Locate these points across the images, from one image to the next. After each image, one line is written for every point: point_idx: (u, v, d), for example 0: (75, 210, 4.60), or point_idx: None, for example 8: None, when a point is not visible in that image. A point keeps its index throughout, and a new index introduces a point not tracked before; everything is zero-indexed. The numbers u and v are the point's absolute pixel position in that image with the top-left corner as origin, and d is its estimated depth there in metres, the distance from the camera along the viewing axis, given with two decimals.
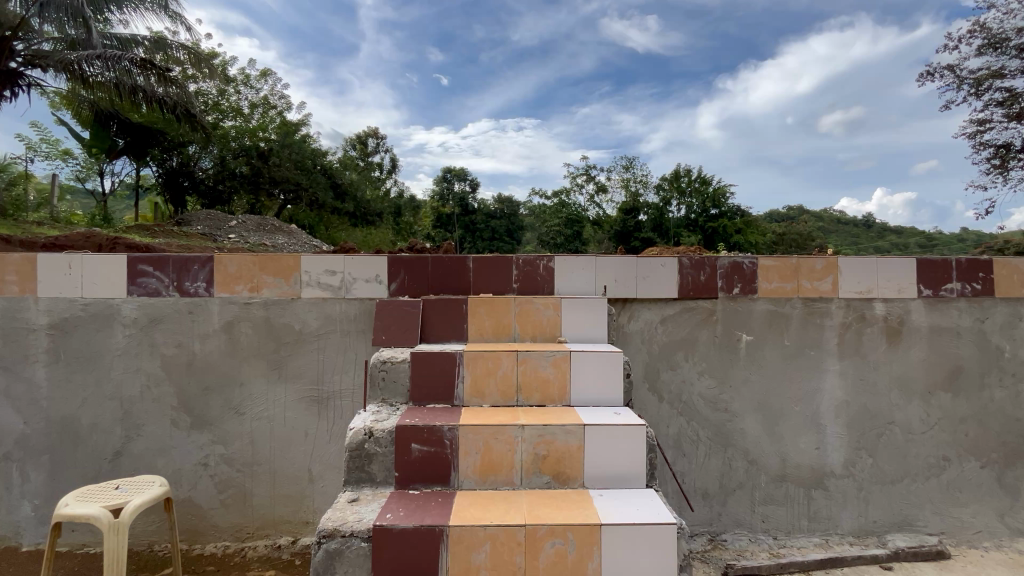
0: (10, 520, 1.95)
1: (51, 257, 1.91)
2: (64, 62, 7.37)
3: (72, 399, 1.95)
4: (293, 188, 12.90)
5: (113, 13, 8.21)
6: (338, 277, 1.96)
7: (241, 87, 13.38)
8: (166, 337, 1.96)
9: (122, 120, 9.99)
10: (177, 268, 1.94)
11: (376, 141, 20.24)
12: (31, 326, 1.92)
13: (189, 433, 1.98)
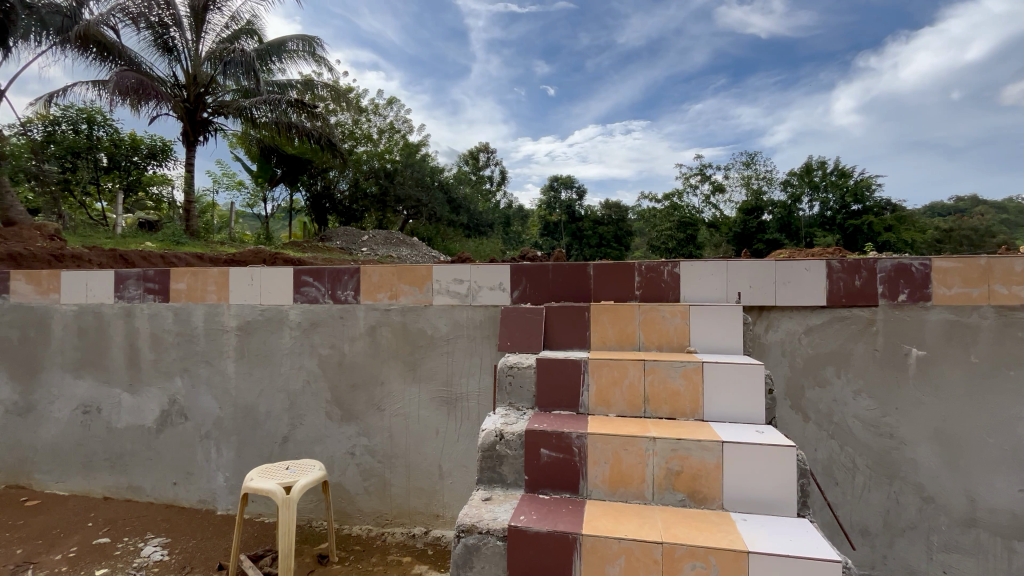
0: (208, 487, 2.36)
1: (239, 271, 2.31)
2: (240, 108, 8.92)
3: (252, 389, 2.32)
4: (415, 205, 14.12)
5: (274, 63, 9.76)
6: (465, 286, 2.08)
7: (372, 116, 14.97)
8: (323, 339, 2.24)
9: (280, 153, 11.74)
10: (331, 279, 2.21)
11: (487, 155, 21.23)
12: (225, 327, 2.33)
13: (340, 424, 2.23)
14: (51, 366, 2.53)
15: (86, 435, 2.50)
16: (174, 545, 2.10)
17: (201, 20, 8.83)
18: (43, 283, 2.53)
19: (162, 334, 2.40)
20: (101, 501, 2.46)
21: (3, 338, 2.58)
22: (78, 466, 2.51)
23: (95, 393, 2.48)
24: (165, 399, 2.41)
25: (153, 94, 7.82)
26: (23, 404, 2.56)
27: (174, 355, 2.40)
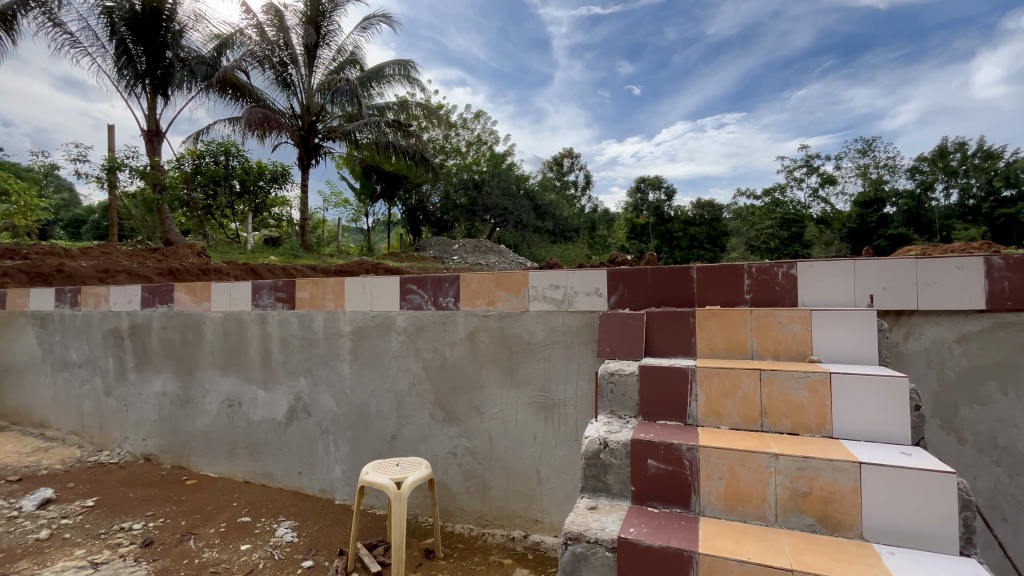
0: (328, 478, 2.59)
1: (353, 281, 2.53)
2: (345, 132, 9.81)
3: (365, 389, 2.51)
4: (502, 213, 14.51)
5: (374, 88, 10.62)
6: (561, 291, 2.08)
7: (461, 130, 15.68)
8: (426, 343, 2.37)
9: (379, 171, 12.69)
10: (434, 287, 2.34)
11: (571, 160, 21.16)
12: (341, 332, 2.56)
13: (442, 425, 2.34)
14: (204, 364, 2.94)
15: (230, 426, 2.86)
16: (301, 528, 2.32)
17: (313, 56, 9.86)
18: (198, 293, 2.96)
19: (289, 338, 2.70)
20: (242, 484, 2.80)
21: (170, 340, 3.06)
22: (225, 453, 2.88)
23: (237, 389, 2.84)
24: (292, 396, 2.69)
25: (275, 126, 8.86)
26: (184, 396, 3.01)
27: (299, 357, 2.67)
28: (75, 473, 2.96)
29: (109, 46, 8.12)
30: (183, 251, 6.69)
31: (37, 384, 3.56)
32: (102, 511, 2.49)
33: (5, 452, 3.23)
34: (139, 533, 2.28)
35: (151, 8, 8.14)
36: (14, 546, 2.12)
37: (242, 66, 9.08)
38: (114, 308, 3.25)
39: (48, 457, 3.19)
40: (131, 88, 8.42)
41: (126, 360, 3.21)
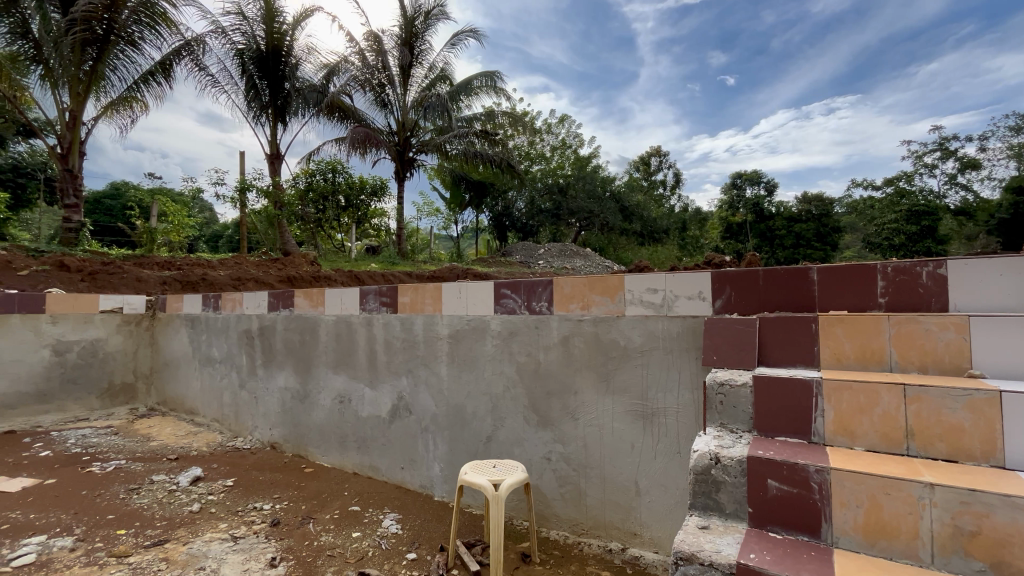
0: (428, 475, 2.70)
1: (450, 286, 2.63)
2: (437, 145, 10.37)
3: (462, 391, 2.59)
4: (587, 216, 14.33)
5: (464, 101, 11.12)
6: (660, 295, 1.98)
7: (545, 136, 15.92)
8: (520, 347, 2.38)
9: (467, 180, 13.20)
10: (527, 291, 2.36)
11: (659, 159, 20.38)
12: (439, 335, 2.67)
13: (537, 429, 2.33)
14: (319, 363, 3.23)
15: (341, 419, 3.11)
16: (405, 521, 2.45)
17: (407, 75, 10.51)
18: (315, 298, 3.27)
19: (393, 340, 2.87)
20: (352, 475, 3.02)
21: (291, 341, 3.40)
22: (337, 445, 3.14)
23: (347, 386, 3.08)
24: (395, 395, 2.85)
25: (375, 143, 9.58)
26: (302, 391, 3.33)
27: (401, 358, 2.83)
28: (217, 455, 3.40)
29: (240, 82, 9.29)
30: (298, 260, 7.43)
31: (188, 377, 4.14)
32: (239, 491, 2.82)
33: (166, 434, 3.80)
34: (268, 513, 2.55)
35: (272, 46, 9.20)
36: (174, 515, 2.47)
37: (347, 90, 9.95)
38: (246, 311, 3.69)
39: (197, 440, 3.70)
40: (257, 118, 9.57)
41: (255, 358, 3.63)
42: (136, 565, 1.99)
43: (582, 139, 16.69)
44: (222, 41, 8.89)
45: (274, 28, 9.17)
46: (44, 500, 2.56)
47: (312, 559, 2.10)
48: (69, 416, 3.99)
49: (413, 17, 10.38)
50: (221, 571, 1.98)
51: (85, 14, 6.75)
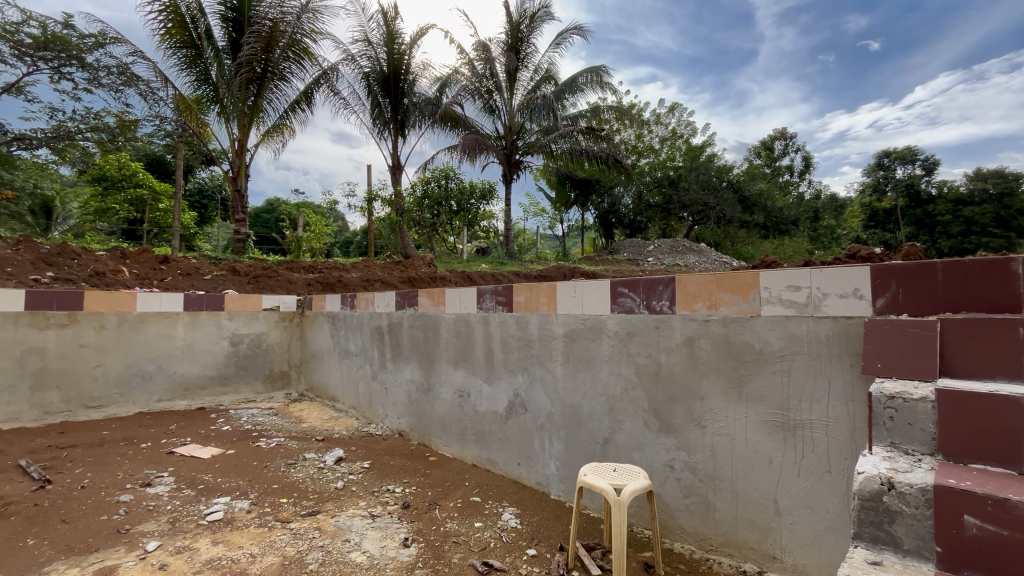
0: (544, 472, 2.71)
1: (565, 285, 2.62)
2: (544, 146, 10.51)
3: (577, 391, 2.55)
4: (701, 209, 13.44)
5: (569, 99, 11.14)
6: (804, 293, 1.76)
7: (654, 127, 15.55)
8: (640, 348, 2.28)
9: (573, 179, 13.20)
10: (647, 289, 2.25)
11: (784, 142, 18.41)
12: (554, 334, 2.66)
13: (658, 435, 2.21)
14: (440, 358, 3.43)
15: (461, 412, 3.26)
16: (523, 516, 2.50)
17: (514, 79, 10.76)
18: (436, 297, 3.48)
19: (508, 338, 2.94)
20: (472, 466, 3.16)
21: (415, 337, 3.67)
22: (457, 436, 3.30)
23: (466, 381, 3.23)
24: (512, 392, 2.92)
25: (484, 149, 9.95)
26: (426, 385, 3.57)
27: (517, 355, 2.88)
28: (355, 438, 3.79)
29: (366, 102, 10.29)
30: (418, 262, 8.01)
31: (330, 368, 4.67)
32: (374, 473, 3.10)
33: (314, 417, 4.33)
34: (400, 496, 2.77)
35: (394, 66, 10.03)
36: (323, 490, 2.80)
37: (458, 100, 10.42)
38: (377, 310, 4.05)
39: (338, 424, 4.16)
40: (381, 133, 10.48)
41: (385, 352, 3.98)
42: (296, 531, 2.29)
43: (693, 128, 15.83)
44: (352, 67, 9.90)
45: (395, 49, 10.00)
46: (227, 467, 3.06)
47: (440, 544, 2.23)
48: (242, 397, 4.72)
49: (518, 22, 10.64)
50: (363, 545, 2.19)
51: (249, 57, 7.96)
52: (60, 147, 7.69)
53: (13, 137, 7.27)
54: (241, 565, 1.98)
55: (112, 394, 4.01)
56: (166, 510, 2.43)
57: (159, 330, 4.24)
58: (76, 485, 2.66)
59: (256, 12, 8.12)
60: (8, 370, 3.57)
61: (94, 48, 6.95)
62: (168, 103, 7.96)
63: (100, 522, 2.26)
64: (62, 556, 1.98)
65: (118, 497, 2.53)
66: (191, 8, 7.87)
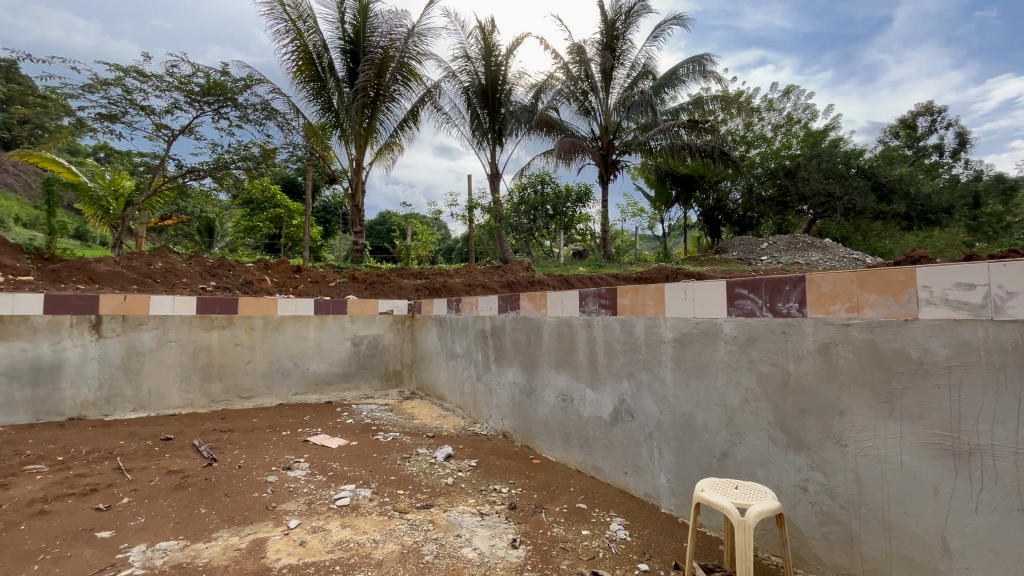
0: (654, 484, 2.58)
1: (673, 286, 2.48)
2: (642, 143, 10.18)
3: (689, 399, 2.39)
4: (825, 200, 12.14)
5: (668, 93, 10.67)
6: (980, 292, 1.46)
7: (766, 113, 14.28)
8: (762, 355, 2.07)
9: (674, 176, 12.60)
10: (771, 290, 2.05)
11: (931, 117, 15.80)
12: (663, 339, 2.53)
13: (787, 453, 1.99)
14: (543, 362, 3.43)
15: (564, 417, 3.23)
16: (632, 528, 2.40)
17: (609, 78, 10.56)
18: (538, 301, 3.51)
19: (613, 342, 2.85)
20: (576, 472, 3.11)
21: (518, 340, 3.72)
22: (561, 441, 3.28)
23: (569, 386, 3.19)
24: (617, 398, 2.82)
25: (580, 151, 9.89)
26: (529, 387, 3.60)
27: (622, 360, 2.78)
28: (462, 437, 3.94)
29: (466, 115, 10.78)
30: (516, 266, 8.16)
31: (438, 368, 4.91)
32: (481, 472, 3.19)
33: (425, 415, 4.58)
34: (506, 496, 2.81)
35: (491, 78, 10.39)
36: (436, 484, 2.95)
37: (554, 104, 10.43)
38: (481, 313, 4.18)
39: (446, 422, 4.36)
40: (480, 143, 10.90)
41: (489, 354, 4.09)
42: (412, 521, 2.43)
43: (814, 111, 14.27)
44: (453, 83, 10.44)
45: (492, 62, 10.35)
46: (352, 457, 3.36)
47: (548, 549, 2.22)
48: (362, 393, 5.15)
49: (614, 19, 10.41)
50: (473, 541, 2.25)
51: (364, 83, 8.75)
52: (220, 176, 9.05)
53: (186, 170, 8.65)
54: (366, 549, 2.15)
55: (259, 387, 4.61)
56: (303, 492, 2.72)
57: (295, 332, 4.79)
58: (234, 464, 3.09)
59: (369, 42, 8.94)
60: (184, 364, 4.26)
61: (243, 89, 8.15)
62: (299, 131, 9.02)
63: (254, 499, 2.60)
64: (226, 525, 2.31)
65: (266, 478, 2.89)
66: (317, 45, 8.87)
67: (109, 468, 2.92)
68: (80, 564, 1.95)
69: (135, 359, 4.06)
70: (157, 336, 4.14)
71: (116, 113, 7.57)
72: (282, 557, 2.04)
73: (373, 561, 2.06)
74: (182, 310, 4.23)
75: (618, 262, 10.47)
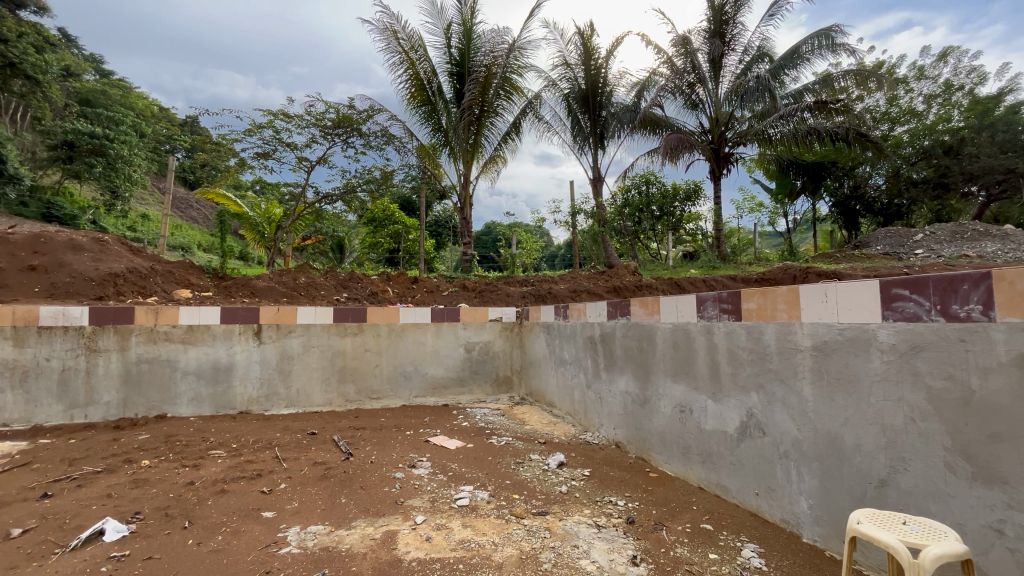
0: (792, 509, 2.30)
1: (811, 288, 2.21)
2: (759, 133, 9.30)
3: (835, 416, 2.10)
4: (1002, 178, 10.30)
5: (788, 75, 9.69)
6: None
7: (916, 83, 12.25)
8: (932, 368, 1.76)
9: (799, 164, 11.31)
10: (941, 290, 1.72)
11: None
12: (799, 346, 2.27)
13: (971, 486, 1.65)
14: (658, 370, 3.27)
15: (684, 430, 3.04)
16: (768, 557, 2.17)
17: (719, 66, 9.87)
18: (650, 306, 3.36)
19: (737, 350, 2.62)
20: (698, 489, 2.90)
21: (630, 347, 3.59)
22: (679, 454, 3.08)
23: (688, 396, 3.00)
24: (744, 411, 2.58)
25: (688, 147, 9.35)
26: (642, 397, 3.45)
27: (750, 370, 2.54)
28: (573, 445, 3.90)
29: (567, 122, 10.81)
30: (622, 271, 7.94)
31: (547, 375, 4.93)
32: (595, 482, 3.12)
33: (536, 420, 4.62)
34: (623, 509, 2.72)
35: (591, 81, 10.30)
36: (549, 491, 2.95)
37: (658, 101, 10.02)
38: (590, 319, 4.13)
39: (557, 429, 4.35)
40: (582, 148, 10.85)
41: (599, 361, 4.00)
42: (529, 527, 2.45)
43: (981, 75, 11.95)
44: (554, 92, 10.51)
45: (592, 65, 10.24)
46: (469, 459, 3.50)
47: (671, 570, 2.10)
48: (475, 397, 5.37)
49: (723, 4, 9.79)
50: (591, 553, 2.21)
51: (470, 101, 9.21)
52: (348, 199, 10.11)
53: (322, 196, 9.78)
54: (486, 551, 2.21)
55: (386, 388, 5.03)
56: (427, 490, 2.90)
57: (415, 338, 5.15)
58: (367, 459, 3.40)
59: (473, 62, 9.39)
60: (324, 366, 4.80)
61: (366, 119, 9.04)
62: (413, 152, 9.73)
63: (385, 493, 2.83)
64: (363, 516, 2.54)
65: (395, 474, 3.14)
66: (428, 72, 9.54)
67: (270, 457, 3.38)
68: (252, 539, 2.28)
69: (287, 362, 4.67)
70: (303, 342, 4.73)
71: (269, 151, 8.86)
72: (411, 551, 2.18)
73: (494, 564, 2.11)
74: (322, 319, 4.77)
75: (736, 262, 9.65)
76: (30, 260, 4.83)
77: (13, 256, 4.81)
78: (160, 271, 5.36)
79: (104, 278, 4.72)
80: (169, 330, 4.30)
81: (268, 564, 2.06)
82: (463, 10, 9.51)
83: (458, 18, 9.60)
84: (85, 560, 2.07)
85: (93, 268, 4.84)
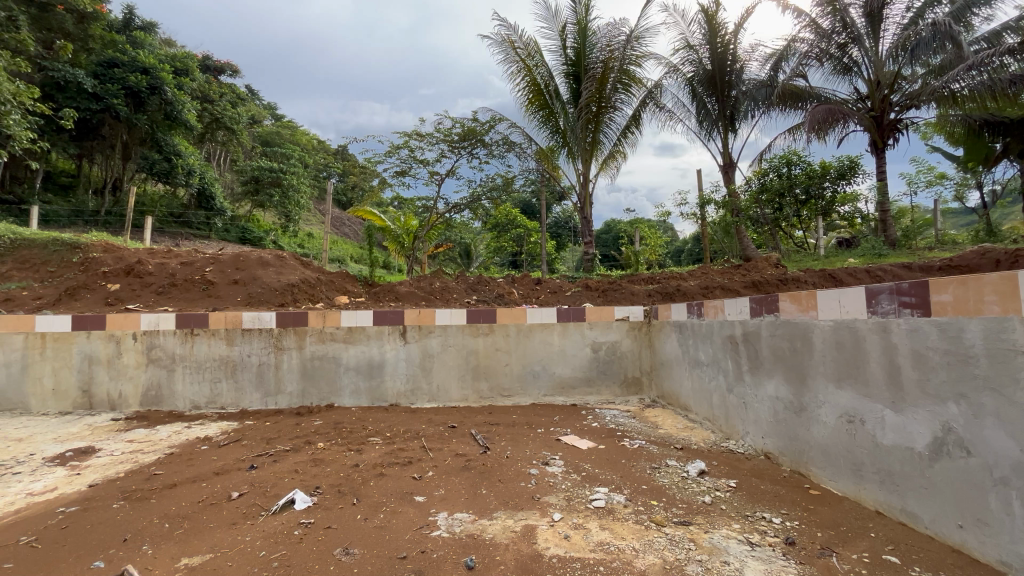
0: (1017, 551, 1.85)
1: None
2: (937, 91, 7.72)
3: None
4: None
5: (978, 15, 7.92)
6: None
7: None
8: None
9: (998, 123, 9.22)
10: None
11: None
12: (1020, 348, 1.81)
13: None
14: (816, 374, 2.88)
15: (853, 444, 2.62)
16: None
17: (880, 19, 8.45)
18: (804, 302, 2.98)
19: (926, 352, 2.19)
20: (875, 514, 2.48)
21: (780, 348, 3.22)
22: (849, 472, 2.67)
23: (857, 404, 2.59)
24: (938, 425, 2.15)
25: (840, 117, 8.14)
26: (797, 404, 3.07)
27: (945, 376, 2.11)
28: (714, 453, 3.62)
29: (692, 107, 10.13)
30: (761, 263, 7.20)
31: (681, 377, 4.65)
32: (743, 495, 2.85)
33: (670, 425, 4.38)
34: (780, 527, 2.45)
35: (718, 60, 9.53)
36: (690, 500, 2.78)
37: (801, 70, 8.89)
38: (729, 318, 3.80)
39: (694, 435, 4.07)
40: (710, 134, 10.09)
41: (741, 363, 3.66)
42: (671, 536, 2.33)
43: None
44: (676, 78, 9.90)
45: (719, 43, 9.46)
46: (601, 460, 3.45)
47: None
48: (604, 398, 5.28)
49: None
50: (746, 572, 2.02)
51: (588, 99, 9.15)
52: (474, 207, 10.68)
53: (451, 206, 10.50)
54: (627, 556, 2.15)
55: (516, 387, 5.20)
56: (562, 488, 2.93)
57: (542, 338, 5.24)
58: (503, 454, 3.54)
59: (590, 60, 9.32)
60: (460, 365, 5.13)
61: (488, 130, 9.49)
62: (533, 157, 9.95)
63: (521, 488, 2.92)
64: (502, 508, 2.65)
65: (529, 470, 3.22)
66: (544, 76, 9.68)
67: (417, 446, 3.71)
68: (407, 519, 2.52)
69: (428, 360, 5.09)
70: (441, 342, 5.11)
71: (406, 169, 9.77)
72: (550, 546, 2.22)
73: (636, 569, 2.05)
74: (457, 320, 5.11)
75: (911, 247, 8.14)
76: (233, 275, 5.96)
77: (222, 273, 5.98)
78: (325, 281, 6.23)
79: (285, 288, 5.63)
80: (334, 331, 4.97)
81: (423, 544, 2.26)
82: (578, 9, 9.48)
83: (572, 19, 9.60)
84: (283, 523, 2.49)
85: (277, 280, 5.79)
